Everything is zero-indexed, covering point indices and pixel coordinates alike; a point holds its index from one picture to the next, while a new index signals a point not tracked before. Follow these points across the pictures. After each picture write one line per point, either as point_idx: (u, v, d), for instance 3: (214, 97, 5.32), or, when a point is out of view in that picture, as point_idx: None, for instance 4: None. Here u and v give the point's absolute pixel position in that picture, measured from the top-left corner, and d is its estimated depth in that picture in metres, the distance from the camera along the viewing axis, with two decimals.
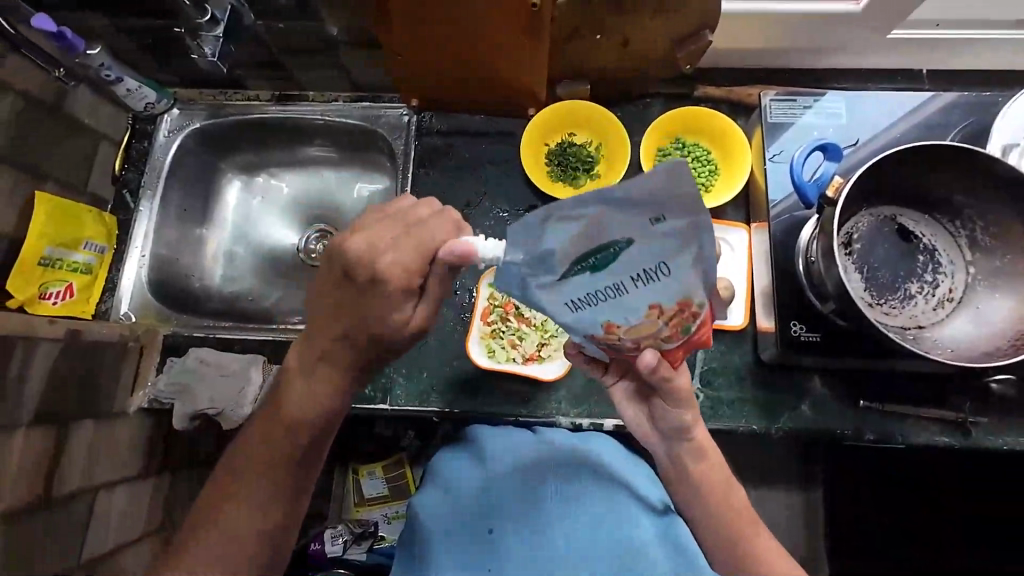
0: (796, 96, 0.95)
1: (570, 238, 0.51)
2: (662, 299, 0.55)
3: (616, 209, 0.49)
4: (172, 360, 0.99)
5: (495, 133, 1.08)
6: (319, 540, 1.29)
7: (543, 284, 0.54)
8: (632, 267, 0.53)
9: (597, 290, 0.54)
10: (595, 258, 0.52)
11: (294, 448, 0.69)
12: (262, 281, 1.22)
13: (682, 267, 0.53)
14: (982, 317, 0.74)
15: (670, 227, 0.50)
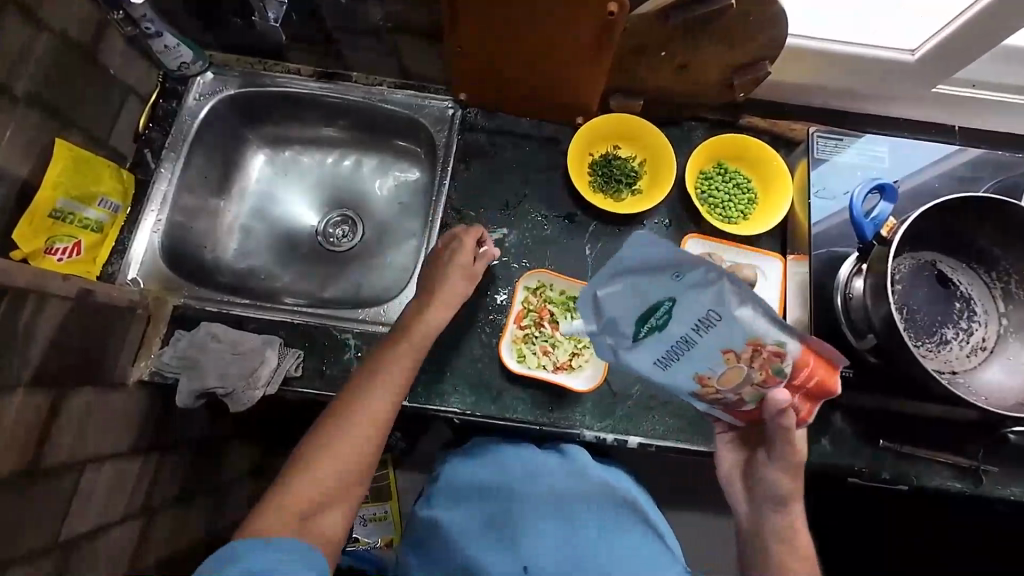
0: (842, 135, 0.99)
1: (627, 304, 0.65)
2: (730, 342, 0.64)
3: (649, 274, 0.62)
4: (180, 332, 0.95)
5: (540, 137, 1.07)
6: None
7: (630, 345, 0.68)
8: (689, 319, 0.64)
9: (669, 344, 0.66)
10: (655, 316, 0.65)
11: (372, 444, 0.73)
12: (278, 260, 1.18)
13: (736, 311, 0.63)
14: (1013, 368, 0.76)
15: (705, 278, 0.61)
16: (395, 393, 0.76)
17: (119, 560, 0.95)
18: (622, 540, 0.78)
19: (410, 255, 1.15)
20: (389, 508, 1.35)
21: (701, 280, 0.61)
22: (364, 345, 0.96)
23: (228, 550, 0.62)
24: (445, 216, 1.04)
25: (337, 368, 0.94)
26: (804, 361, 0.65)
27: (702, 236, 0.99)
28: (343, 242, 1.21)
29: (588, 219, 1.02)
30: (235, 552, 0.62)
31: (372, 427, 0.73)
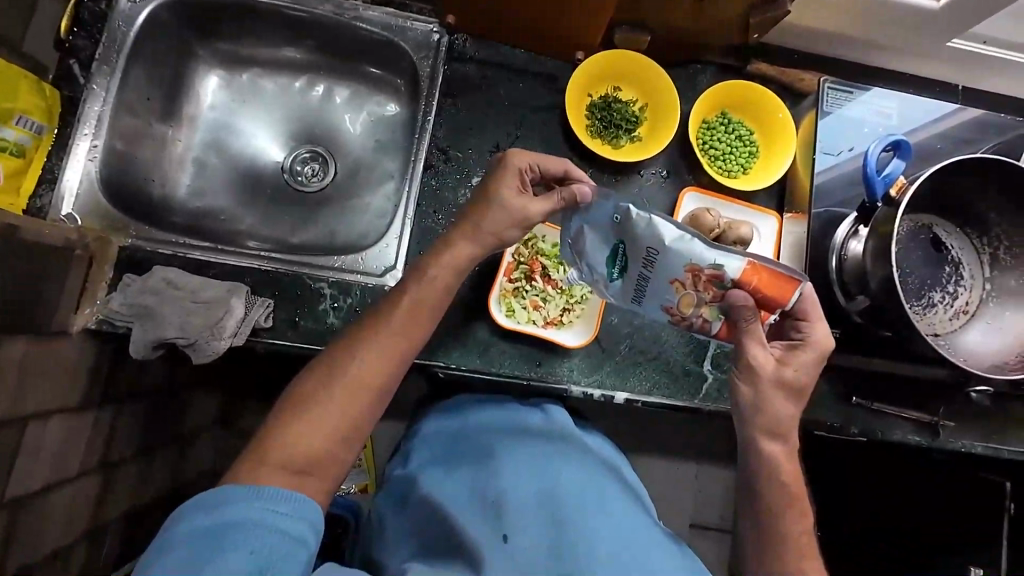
0: (854, 88, 0.94)
1: (593, 250, 0.74)
2: (672, 272, 0.66)
3: (598, 219, 0.72)
4: (129, 278, 0.84)
5: (535, 73, 0.99)
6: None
7: (608, 289, 0.75)
8: (635, 257, 0.69)
9: (633, 282, 0.71)
10: (619, 258, 0.71)
11: (362, 407, 0.66)
12: (239, 200, 1.06)
13: (675, 241, 0.65)
14: (991, 331, 0.78)
15: (633, 217, 0.66)
16: (393, 352, 0.69)
17: (75, 515, 0.89)
18: (600, 498, 0.77)
19: (388, 199, 1.06)
20: (363, 456, 1.33)
21: (633, 217, 0.66)
22: (341, 295, 0.89)
23: (207, 496, 0.58)
24: (430, 156, 0.95)
25: (311, 319, 0.87)
26: (745, 281, 0.64)
27: (699, 191, 0.94)
28: (313, 182, 1.10)
29: (584, 167, 0.96)
30: (218, 496, 0.57)
31: (366, 392, 0.66)
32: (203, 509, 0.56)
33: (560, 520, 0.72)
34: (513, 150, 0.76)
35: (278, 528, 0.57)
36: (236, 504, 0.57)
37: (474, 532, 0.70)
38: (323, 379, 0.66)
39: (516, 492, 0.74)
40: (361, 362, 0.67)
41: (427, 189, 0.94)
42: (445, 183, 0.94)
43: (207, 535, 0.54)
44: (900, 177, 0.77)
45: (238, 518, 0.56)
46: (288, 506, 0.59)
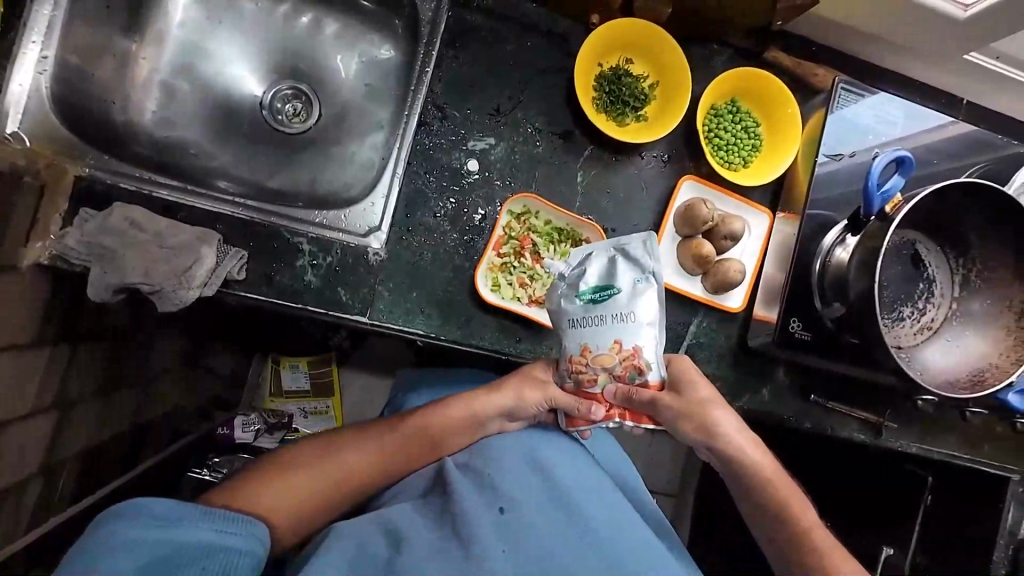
0: (867, 91, 0.92)
1: (593, 265, 0.73)
2: (623, 338, 0.70)
3: (625, 261, 0.72)
4: (87, 213, 0.78)
5: (544, 32, 0.92)
6: (228, 424, 1.33)
7: (564, 295, 0.74)
8: (613, 306, 0.70)
9: (585, 313, 0.72)
10: (598, 290, 0.72)
11: (461, 433, 0.81)
12: (213, 135, 0.98)
13: (645, 323, 0.70)
14: (948, 349, 0.82)
15: (649, 286, 0.71)
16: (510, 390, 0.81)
17: (30, 452, 0.86)
18: (588, 480, 0.80)
19: (375, 152, 1.00)
20: (331, 404, 1.46)
21: (648, 292, 0.70)
22: (320, 253, 0.85)
23: (158, 506, 0.61)
24: (425, 113, 0.88)
25: (288, 276, 0.84)
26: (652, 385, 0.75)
27: (697, 180, 0.94)
28: (293, 124, 1.03)
29: (585, 141, 0.93)
30: (169, 513, 0.61)
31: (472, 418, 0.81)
32: (151, 521, 0.59)
33: (550, 499, 0.75)
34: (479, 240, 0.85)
35: (228, 549, 0.62)
36: (188, 526, 0.61)
37: (467, 501, 0.72)
38: (432, 411, 0.81)
39: (505, 472, 0.77)
40: (411, 431, 0.80)
41: (419, 148, 0.89)
42: (438, 145, 0.89)
43: (155, 548, 0.58)
44: (898, 195, 0.78)
45: (186, 539, 0.60)
46: (236, 526, 0.63)
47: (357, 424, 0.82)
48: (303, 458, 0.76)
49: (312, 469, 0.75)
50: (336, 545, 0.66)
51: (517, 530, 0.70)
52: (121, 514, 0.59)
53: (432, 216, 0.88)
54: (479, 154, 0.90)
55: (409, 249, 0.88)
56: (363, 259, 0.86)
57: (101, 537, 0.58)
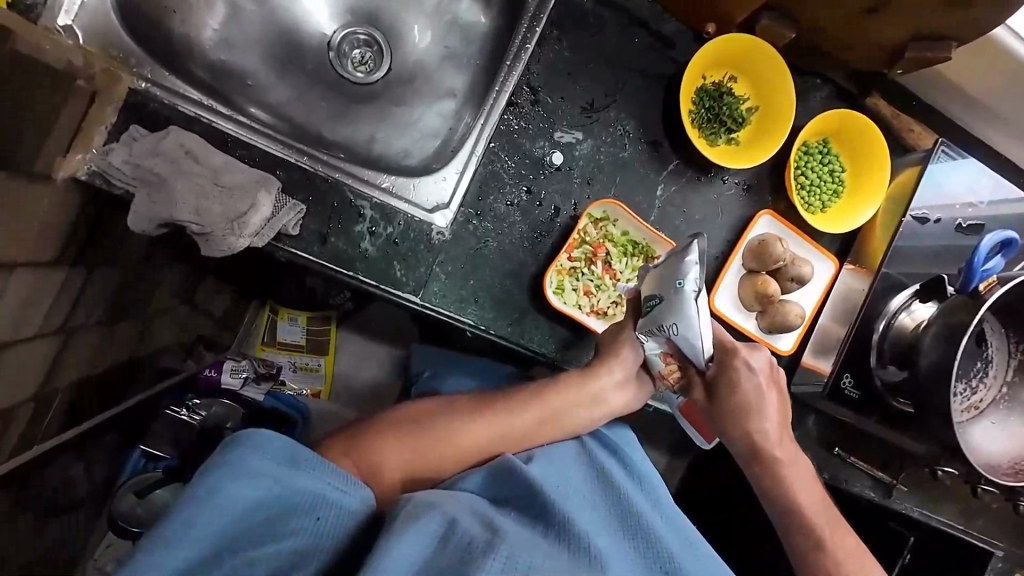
0: (961, 158, 0.90)
1: (650, 280, 0.77)
2: (681, 344, 0.74)
3: (669, 273, 0.73)
4: (138, 133, 0.71)
5: (653, 33, 0.87)
6: (215, 368, 1.24)
7: (634, 309, 0.80)
8: (657, 318, 0.73)
9: (642, 327, 0.77)
10: (651, 304, 0.76)
11: (536, 429, 0.78)
12: (275, 68, 0.90)
13: (686, 330, 0.71)
14: (991, 432, 0.82)
15: (688, 295, 0.70)
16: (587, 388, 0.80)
17: (29, 376, 0.78)
18: (649, 488, 0.77)
19: (443, 120, 0.94)
20: (322, 363, 1.38)
21: (693, 299, 0.70)
22: (381, 221, 0.79)
23: (283, 446, 0.58)
24: (516, 92, 0.83)
25: (344, 239, 0.78)
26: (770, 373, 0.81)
27: (775, 216, 0.91)
28: (358, 73, 0.95)
29: (671, 154, 0.88)
30: (291, 453, 0.58)
31: (549, 414, 0.79)
32: (277, 459, 0.57)
33: (618, 504, 0.71)
34: (561, 254, 0.83)
35: (338, 505, 0.58)
36: (309, 473, 0.57)
37: (547, 491, 0.66)
38: (510, 404, 0.80)
39: (568, 479, 0.72)
40: (506, 416, 0.78)
41: (503, 130, 0.83)
42: (524, 129, 0.84)
43: (278, 489, 0.56)
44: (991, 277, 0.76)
45: (304, 488, 0.57)
46: (347, 486, 0.59)
47: (458, 398, 0.81)
48: (403, 421, 0.76)
49: (416, 436, 0.75)
50: (418, 519, 0.55)
51: (598, 524, 0.66)
52: (245, 443, 0.57)
53: (503, 203, 0.83)
54: (564, 147, 0.85)
55: (474, 234, 0.82)
56: (425, 237, 0.80)
57: (226, 461, 0.55)
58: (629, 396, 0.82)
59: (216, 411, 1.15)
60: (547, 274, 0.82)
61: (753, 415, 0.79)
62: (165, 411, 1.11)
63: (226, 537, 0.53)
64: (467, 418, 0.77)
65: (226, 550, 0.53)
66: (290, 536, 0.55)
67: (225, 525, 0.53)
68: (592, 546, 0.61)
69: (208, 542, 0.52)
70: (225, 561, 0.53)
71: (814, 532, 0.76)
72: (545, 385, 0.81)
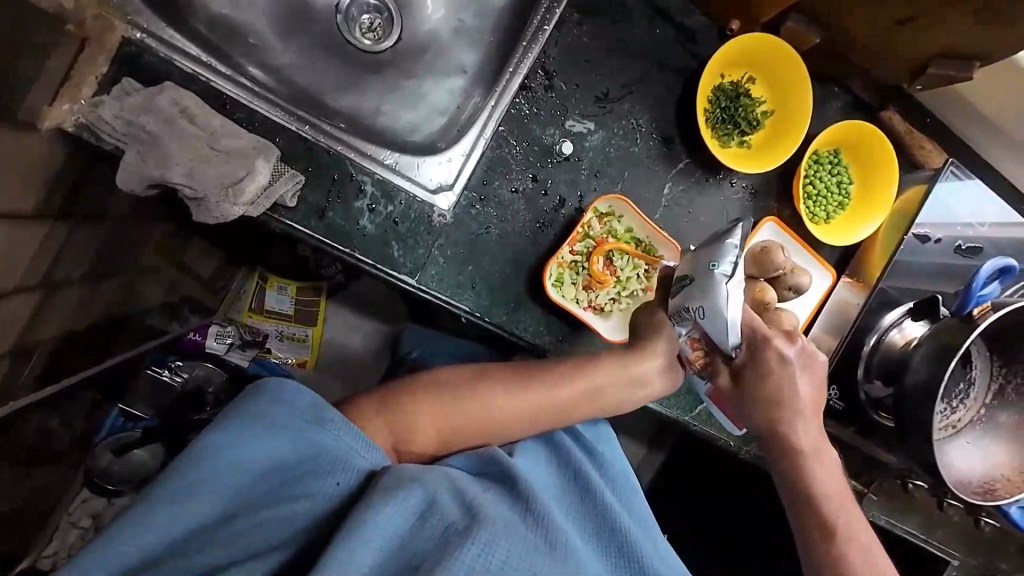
0: (968, 179, 0.90)
1: (687, 262, 0.74)
2: (705, 330, 0.71)
3: (705, 255, 0.71)
4: (130, 86, 0.67)
5: (674, 25, 0.84)
6: (200, 332, 1.23)
7: (670, 291, 0.78)
8: (687, 300, 0.71)
9: (672, 308, 0.75)
10: (684, 285, 0.73)
11: (566, 410, 0.77)
12: (278, 26, 0.86)
13: (711, 315, 0.68)
14: (964, 451, 0.84)
15: (721, 279, 0.67)
16: (616, 374, 0.79)
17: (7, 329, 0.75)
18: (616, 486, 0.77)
19: (451, 97, 0.91)
20: (310, 334, 1.37)
21: (723, 283, 0.67)
22: (381, 199, 0.77)
23: (307, 402, 0.58)
24: (531, 75, 0.81)
25: (342, 215, 0.75)
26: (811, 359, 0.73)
27: (778, 224, 0.90)
28: (366, 40, 0.91)
29: (682, 153, 0.87)
30: (317, 410, 0.58)
31: (581, 396, 0.78)
32: (299, 416, 0.57)
33: (591, 499, 0.71)
34: (560, 249, 0.82)
35: (350, 465, 0.57)
36: (330, 432, 0.57)
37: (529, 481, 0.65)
38: (548, 378, 0.78)
39: (542, 479, 0.71)
40: (541, 391, 0.77)
41: (514, 113, 0.81)
42: (536, 114, 0.82)
43: (294, 449, 0.55)
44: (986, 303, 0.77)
45: (326, 446, 0.56)
46: (367, 448, 0.59)
47: (496, 364, 0.80)
48: (442, 388, 0.76)
49: (449, 405, 0.74)
50: (404, 490, 0.54)
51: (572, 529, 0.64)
52: (270, 394, 0.57)
53: (508, 189, 0.81)
54: (575, 137, 0.83)
55: (476, 219, 0.81)
56: (426, 219, 0.78)
57: (252, 409, 0.56)
58: (666, 381, 0.81)
59: (200, 373, 1.15)
60: (549, 266, 0.81)
61: (785, 401, 0.72)
62: (147, 371, 1.12)
63: (240, 497, 0.53)
64: (505, 389, 0.76)
65: (239, 510, 0.53)
66: (297, 504, 0.54)
67: (240, 482, 0.53)
68: (565, 544, 0.60)
69: (215, 495, 0.52)
70: (236, 519, 0.53)
71: (827, 527, 0.72)
72: (583, 362, 0.79)
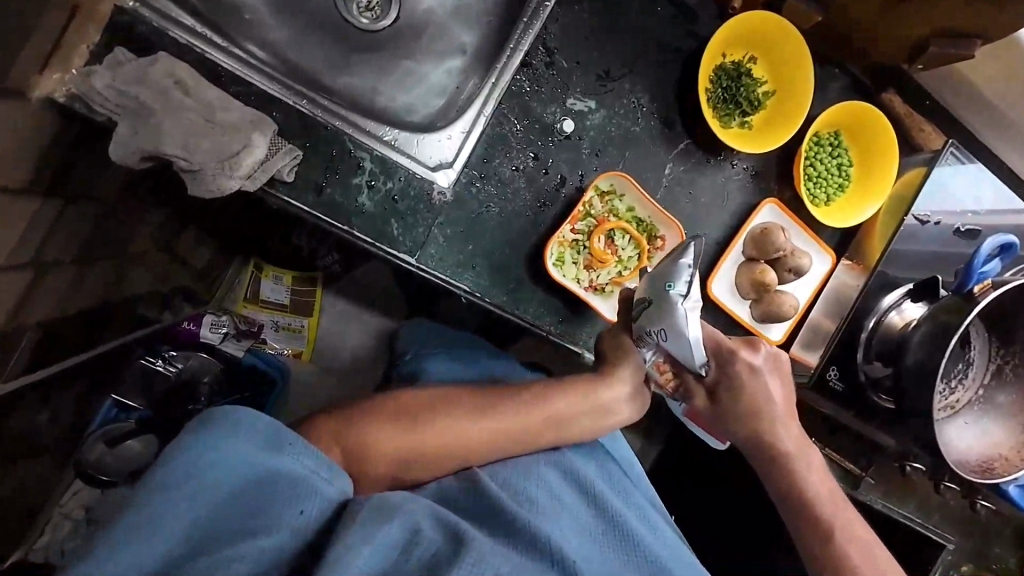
0: (967, 161, 0.90)
1: (644, 282, 0.73)
2: (670, 350, 0.70)
3: (660, 275, 0.69)
4: (123, 56, 0.66)
5: (675, 3, 0.84)
6: (194, 321, 1.19)
7: (630, 310, 0.76)
8: (649, 324, 0.70)
9: (636, 331, 0.74)
10: (643, 307, 0.72)
11: (531, 439, 0.74)
12: (274, 2, 0.84)
13: (675, 337, 0.67)
14: (963, 432, 0.84)
15: (678, 301, 0.66)
16: (582, 397, 0.77)
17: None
18: (622, 491, 0.76)
19: (449, 77, 0.90)
20: (307, 324, 1.35)
21: (681, 304, 0.66)
22: (380, 175, 0.76)
23: (265, 428, 0.55)
24: (532, 52, 0.80)
25: (340, 191, 0.74)
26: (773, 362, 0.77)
27: (779, 205, 0.90)
28: (364, 18, 0.90)
29: (683, 133, 0.86)
30: (274, 435, 0.55)
31: (546, 423, 0.75)
32: (258, 442, 0.53)
33: (596, 508, 0.70)
34: (562, 228, 0.82)
35: (315, 491, 0.55)
36: (291, 458, 0.55)
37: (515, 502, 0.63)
38: (511, 404, 0.75)
39: (541, 486, 0.69)
40: (504, 418, 0.74)
41: (514, 91, 0.80)
42: (537, 91, 0.81)
43: (259, 477, 0.51)
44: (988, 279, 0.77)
45: (290, 474, 0.54)
46: (330, 474, 0.57)
47: (457, 392, 0.76)
48: (400, 412, 0.72)
49: (406, 435, 0.70)
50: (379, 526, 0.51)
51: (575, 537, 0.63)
52: (220, 422, 0.53)
53: (509, 168, 0.81)
54: (576, 115, 0.82)
55: (477, 198, 0.80)
56: (425, 197, 0.77)
57: (201, 441, 0.51)
58: (635, 407, 0.80)
59: (193, 364, 1.16)
60: (550, 242, 0.80)
61: (759, 411, 0.75)
62: (140, 360, 1.11)
63: (202, 533, 0.47)
64: (467, 416, 0.73)
65: (196, 551, 0.47)
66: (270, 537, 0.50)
67: (203, 512, 0.47)
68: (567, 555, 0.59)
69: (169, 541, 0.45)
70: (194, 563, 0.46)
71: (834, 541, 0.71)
72: (545, 389, 0.77)
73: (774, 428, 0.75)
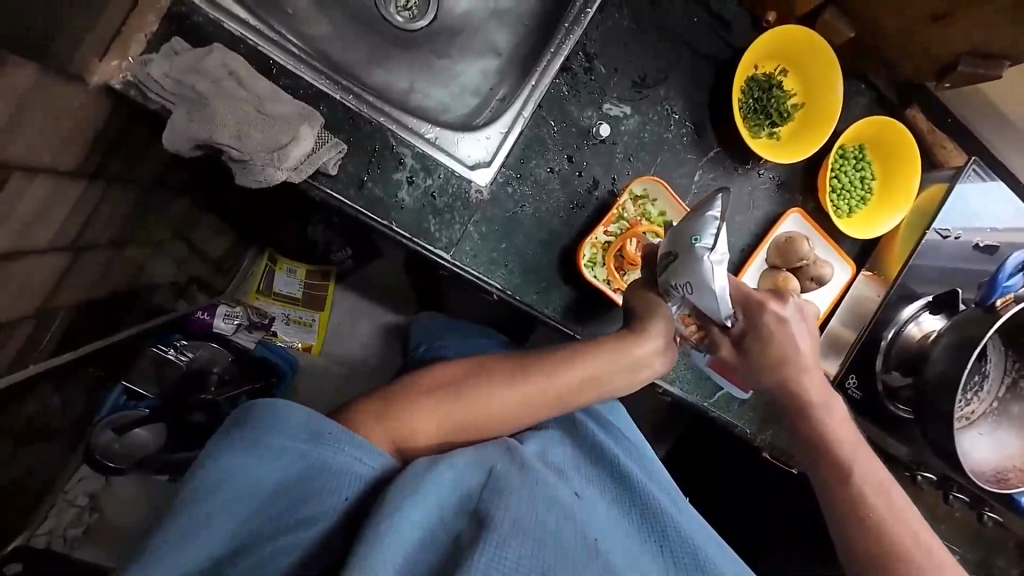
0: (986, 179, 0.93)
1: (668, 237, 0.72)
2: (695, 306, 0.70)
3: (686, 229, 0.69)
4: (181, 46, 0.68)
5: (710, 15, 0.86)
6: (207, 310, 1.17)
7: (653, 267, 0.76)
8: (673, 278, 0.69)
9: (659, 287, 0.73)
10: (667, 261, 0.71)
11: (569, 397, 0.73)
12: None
13: (702, 289, 0.67)
14: (978, 442, 0.86)
15: (704, 254, 0.66)
16: (620, 362, 0.74)
17: (34, 288, 0.74)
18: (654, 474, 0.75)
19: (484, 78, 0.92)
20: (316, 318, 1.35)
21: (706, 257, 0.65)
22: (420, 172, 0.77)
23: (302, 420, 0.54)
24: (572, 57, 0.82)
25: (381, 186, 0.76)
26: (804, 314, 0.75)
27: (803, 215, 0.92)
28: (400, 17, 0.91)
29: (712, 141, 0.88)
30: (310, 424, 0.54)
31: (586, 378, 0.73)
32: (297, 433, 0.53)
33: (630, 494, 0.68)
34: (592, 232, 0.83)
35: (353, 472, 0.53)
36: (333, 446, 0.53)
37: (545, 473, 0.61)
38: (546, 366, 0.73)
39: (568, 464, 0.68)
40: (540, 381, 0.72)
41: (553, 94, 0.82)
42: (574, 95, 0.83)
43: (295, 466, 0.51)
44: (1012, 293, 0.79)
45: (333, 461, 0.53)
46: (368, 452, 0.55)
47: (493, 358, 0.75)
48: (439, 384, 0.71)
49: (447, 403, 0.68)
50: (405, 502, 0.50)
51: (601, 518, 0.61)
52: (255, 416, 0.53)
53: (545, 169, 0.82)
54: (611, 120, 0.84)
55: (512, 197, 0.81)
56: (463, 194, 0.79)
57: (241, 439, 0.51)
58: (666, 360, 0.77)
59: (203, 355, 1.15)
60: (584, 245, 0.82)
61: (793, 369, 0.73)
62: (151, 349, 1.09)
63: (250, 526, 0.49)
64: (504, 381, 0.71)
65: (251, 542, 0.49)
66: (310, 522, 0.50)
67: (249, 507, 0.49)
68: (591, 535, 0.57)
69: (221, 536, 0.48)
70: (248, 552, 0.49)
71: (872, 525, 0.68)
72: (581, 348, 0.74)
73: (811, 411, 0.73)
